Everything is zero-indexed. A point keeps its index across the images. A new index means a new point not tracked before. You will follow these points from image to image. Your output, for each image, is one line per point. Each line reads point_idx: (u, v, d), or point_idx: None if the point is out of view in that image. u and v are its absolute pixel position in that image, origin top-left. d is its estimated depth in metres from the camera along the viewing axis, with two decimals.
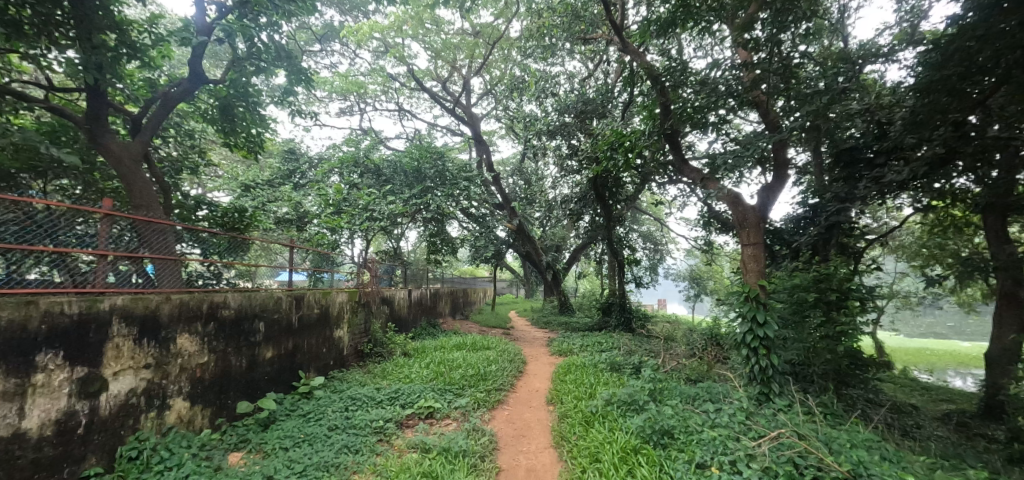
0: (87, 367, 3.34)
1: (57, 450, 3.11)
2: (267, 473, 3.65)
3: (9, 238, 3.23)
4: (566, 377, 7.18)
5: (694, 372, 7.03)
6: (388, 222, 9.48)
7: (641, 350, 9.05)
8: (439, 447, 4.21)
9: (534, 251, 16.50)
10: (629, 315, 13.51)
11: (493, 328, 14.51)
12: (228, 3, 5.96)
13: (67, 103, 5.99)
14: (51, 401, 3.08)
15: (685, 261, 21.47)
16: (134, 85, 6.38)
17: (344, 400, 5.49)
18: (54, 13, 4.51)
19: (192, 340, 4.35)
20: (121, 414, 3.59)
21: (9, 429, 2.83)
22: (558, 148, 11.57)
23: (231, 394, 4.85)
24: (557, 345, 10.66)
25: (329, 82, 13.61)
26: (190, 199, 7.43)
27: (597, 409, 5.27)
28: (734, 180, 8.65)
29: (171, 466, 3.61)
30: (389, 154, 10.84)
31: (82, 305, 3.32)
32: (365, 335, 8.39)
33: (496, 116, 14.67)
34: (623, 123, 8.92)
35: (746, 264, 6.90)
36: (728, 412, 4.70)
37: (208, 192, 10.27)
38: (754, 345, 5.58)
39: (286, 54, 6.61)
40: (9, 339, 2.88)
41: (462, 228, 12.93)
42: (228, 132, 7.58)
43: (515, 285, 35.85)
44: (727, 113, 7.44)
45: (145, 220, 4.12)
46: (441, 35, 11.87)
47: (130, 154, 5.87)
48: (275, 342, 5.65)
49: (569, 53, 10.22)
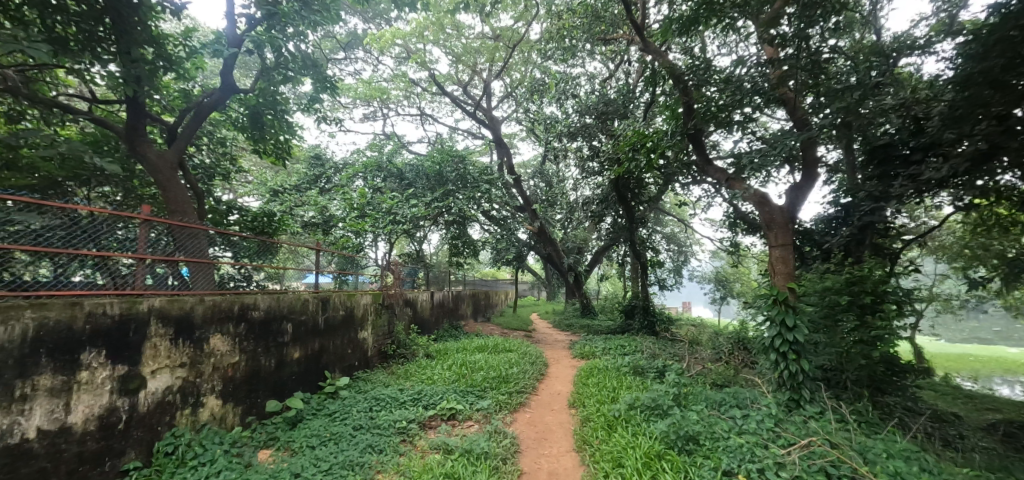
0: (127, 365, 3.51)
1: (99, 444, 3.27)
2: (294, 471, 3.74)
3: (58, 242, 3.42)
4: (588, 380, 7.11)
5: (720, 377, 6.87)
6: (410, 225, 9.68)
7: (665, 353, 8.89)
8: (461, 449, 4.23)
9: (555, 253, 16.43)
10: (652, 318, 13.31)
11: (515, 331, 14.55)
12: (256, 15, 6.18)
13: (109, 114, 6.32)
14: (94, 397, 3.24)
15: (710, 262, 21.00)
16: (171, 97, 6.74)
17: (368, 400, 5.59)
18: (97, 30, 4.80)
19: (224, 340, 4.52)
20: (158, 412, 3.76)
21: (56, 423, 3.00)
22: (579, 149, 11.50)
23: (261, 393, 5.01)
24: (579, 348, 10.59)
25: (353, 89, 13.95)
26: (222, 205, 7.74)
27: (619, 413, 5.20)
28: (760, 179, 8.42)
29: (204, 461, 3.76)
30: (411, 159, 11.06)
31: (122, 306, 3.49)
32: (389, 336, 8.54)
33: (517, 119, 14.71)
34: (645, 123, 8.80)
35: (773, 265, 6.70)
36: (756, 419, 4.56)
37: (240, 198, 10.66)
38: (783, 350, 5.41)
39: (312, 63, 6.83)
40: (56, 339, 3.05)
41: (483, 230, 13.02)
42: (257, 139, 7.84)
43: (537, 287, 35.84)
44: (753, 111, 7.26)
45: (180, 225, 4.30)
46: (462, 40, 12.01)
47: (167, 163, 6.16)
48: (302, 343, 5.81)
49: (590, 55, 10.17)
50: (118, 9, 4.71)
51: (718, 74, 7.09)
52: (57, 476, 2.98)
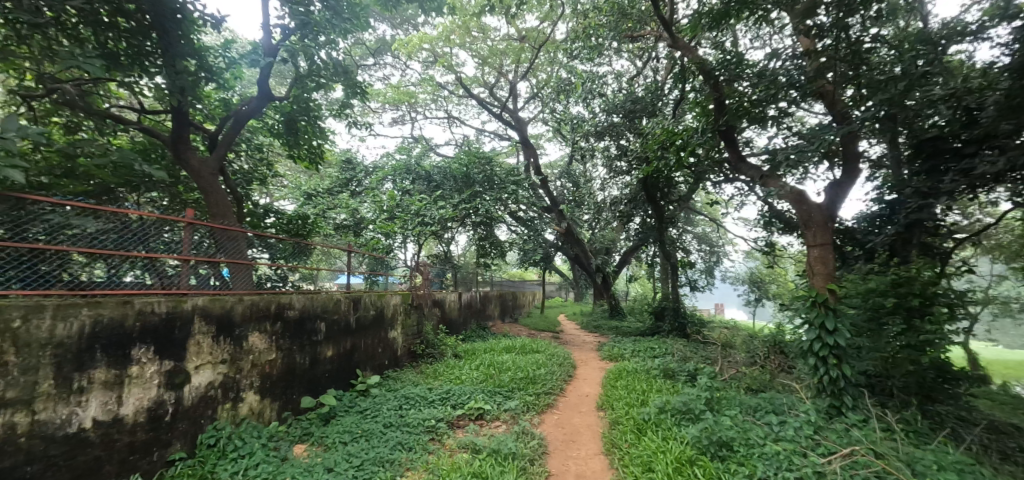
0: (173, 361, 3.71)
1: (148, 435, 3.47)
2: (327, 466, 3.86)
3: (110, 244, 3.65)
4: (617, 382, 7.01)
5: (755, 381, 6.63)
6: (438, 227, 9.77)
7: (697, 356, 8.66)
8: (489, 448, 4.24)
9: (582, 253, 16.27)
10: (683, 320, 12.98)
11: (543, 332, 14.52)
12: (291, 25, 6.42)
13: (156, 124, 6.70)
14: (143, 390, 3.44)
15: (744, 263, 20.30)
16: (211, 106, 7.08)
17: (398, 398, 5.70)
18: (144, 45, 5.07)
19: (261, 338, 4.73)
20: (200, 406, 3.96)
21: (110, 414, 3.20)
22: (606, 149, 11.35)
23: (296, 389, 5.21)
24: (607, 350, 10.44)
25: (383, 93, 14.30)
26: (260, 208, 8.07)
27: (649, 417, 5.09)
28: (797, 176, 8.09)
29: (244, 454, 3.92)
30: (439, 161, 11.22)
31: (168, 305, 3.70)
32: (418, 336, 8.68)
33: (543, 119, 14.65)
34: (674, 121, 8.61)
35: (812, 266, 6.42)
36: (794, 426, 4.37)
37: (276, 201, 11.08)
38: (823, 354, 5.17)
39: (342, 70, 7.04)
40: (111, 334, 3.25)
41: (510, 232, 13.02)
42: (292, 145, 8.15)
43: (564, 288, 35.57)
44: (788, 105, 6.97)
45: (221, 228, 4.52)
46: (487, 42, 12.10)
47: (208, 169, 6.49)
48: (334, 342, 5.99)
49: (617, 52, 10.03)
50: (164, 25, 4.98)
51: (751, 68, 6.87)
52: (110, 464, 3.17)
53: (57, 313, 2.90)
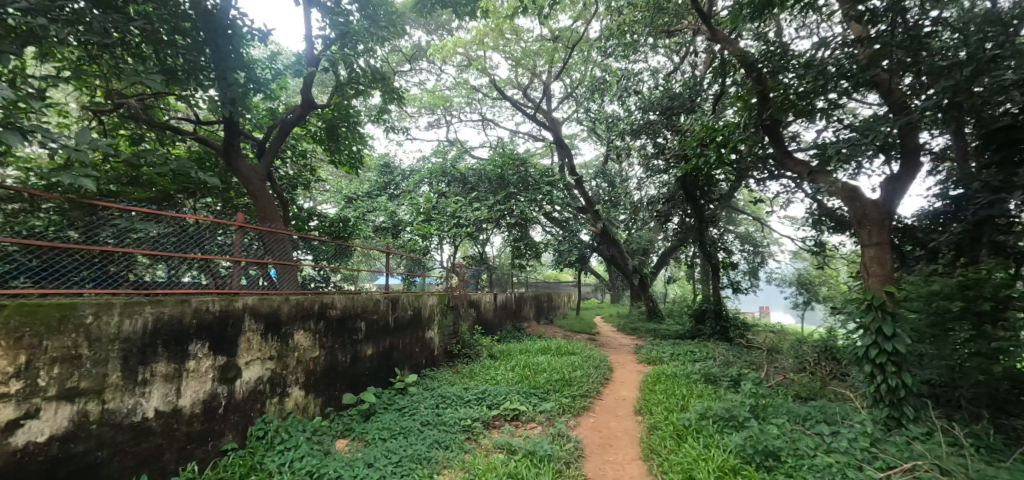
0: (226, 356, 3.93)
1: (204, 425, 3.69)
2: (367, 461, 3.97)
3: (170, 246, 3.91)
4: (655, 386, 6.80)
5: (804, 388, 6.25)
6: (474, 228, 9.83)
7: (741, 361, 8.28)
8: (525, 450, 4.22)
9: (619, 254, 15.95)
10: (726, 323, 12.45)
11: (578, 333, 14.37)
12: (331, 36, 6.64)
13: (210, 133, 7.14)
14: (199, 383, 3.67)
15: (791, 264, 19.25)
16: (260, 115, 7.48)
17: (435, 397, 5.78)
18: (199, 60, 5.36)
19: (306, 336, 4.93)
20: (250, 399, 4.17)
21: (170, 405, 3.43)
22: (642, 147, 11.08)
23: (338, 386, 5.39)
24: (646, 353, 10.16)
25: (419, 98, 14.62)
26: (304, 212, 8.45)
27: (690, 423, 4.90)
28: (849, 172, 7.59)
29: (290, 446, 4.10)
30: (473, 163, 11.31)
31: (221, 304, 3.92)
32: (454, 336, 8.79)
33: (578, 119, 14.49)
34: (714, 116, 8.28)
35: (867, 267, 5.98)
36: (848, 437, 4.08)
37: (319, 205, 11.56)
38: (880, 361, 4.81)
39: (380, 76, 7.23)
40: (170, 331, 3.46)
41: (545, 232, 12.94)
42: (334, 150, 8.49)
43: (599, 289, 34.99)
44: (839, 97, 6.55)
45: (268, 231, 4.76)
46: (520, 44, 12.12)
47: (256, 175, 6.85)
48: (374, 340, 6.17)
49: (653, 48, 9.77)
50: (216, 40, 5.40)
51: (797, 59, 6.46)
52: (169, 452, 3.40)
53: (123, 310, 3.11)
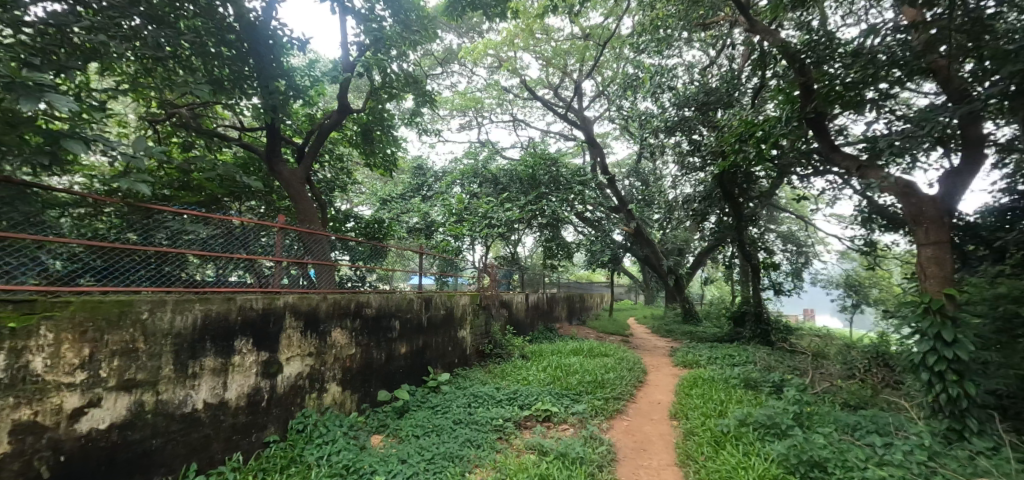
0: (269, 352, 4.11)
1: (248, 418, 3.87)
2: (401, 457, 4.04)
3: (218, 247, 4.13)
4: (692, 391, 6.58)
5: (854, 397, 5.88)
6: (505, 228, 9.86)
7: (784, 366, 7.89)
8: (557, 452, 4.18)
9: (653, 254, 15.56)
10: (767, 327, 11.90)
11: (611, 334, 14.14)
12: (365, 42, 6.84)
13: (253, 139, 7.48)
14: (244, 377, 3.85)
15: (838, 265, 18.19)
16: (299, 121, 7.78)
17: (467, 396, 5.83)
18: (243, 69, 5.66)
19: (343, 333, 5.09)
20: (291, 393, 4.35)
21: (217, 397, 3.61)
22: (677, 144, 10.76)
23: (373, 383, 5.53)
24: (681, 356, 9.86)
25: (450, 101, 14.82)
26: (341, 213, 8.74)
27: (729, 429, 4.70)
28: (903, 167, 7.09)
29: (328, 440, 4.23)
30: (505, 164, 11.30)
31: (264, 302, 4.10)
32: (486, 335, 8.84)
33: (610, 118, 14.25)
34: (754, 110, 7.92)
35: (924, 268, 5.54)
36: (903, 450, 3.79)
37: (356, 207, 11.93)
38: (939, 370, 4.45)
39: (413, 80, 7.36)
40: (218, 327, 3.65)
41: (577, 232, 12.79)
42: (369, 154, 8.75)
43: (633, 289, 34.31)
44: (892, 86, 6.11)
45: (307, 232, 4.95)
46: (551, 43, 12.04)
47: (296, 178, 7.14)
48: (408, 339, 6.29)
49: (687, 42, 9.47)
50: (259, 52, 5.64)
51: (844, 47, 6.24)
52: (217, 442, 3.58)
53: (175, 306, 3.30)
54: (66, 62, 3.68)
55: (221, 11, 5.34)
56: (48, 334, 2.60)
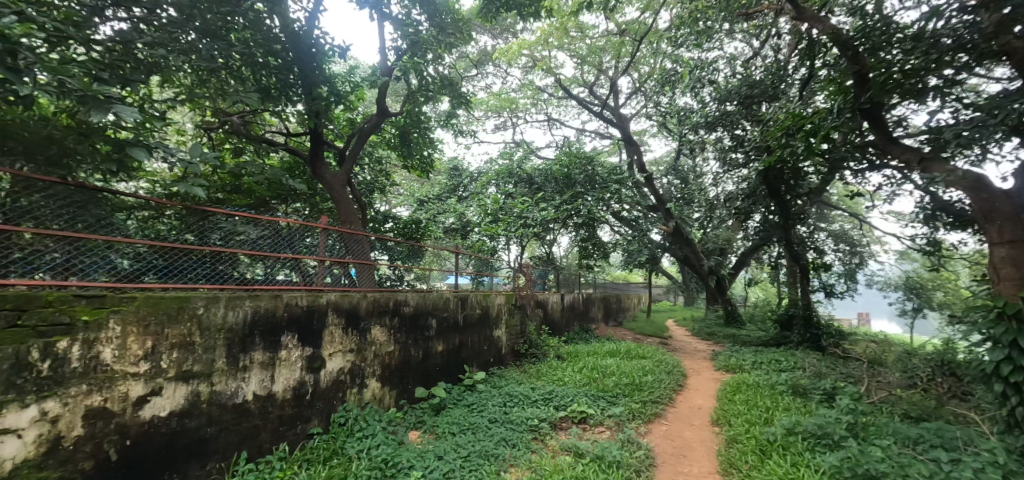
0: (313, 347, 4.28)
1: (294, 410, 4.05)
2: (437, 454, 4.10)
3: (266, 246, 4.33)
4: (735, 396, 6.29)
5: (916, 408, 5.43)
6: (541, 228, 9.83)
7: (836, 373, 7.41)
8: (593, 454, 4.10)
9: (693, 254, 15.02)
10: (817, 331, 11.21)
11: (649, 337, 13.79)
12: (403, 46, 7.02)
13: (299, 144, 7.83)
14: (290, 371, 4.03)
15: (899, 265, 16.88)
16: (341, 126, 8.06)
17: (502, 395, 5.84)
18: (288, 78, 5.98)
19: (382, 330, 5.23)
20: (333, 388, 4.51)
21: (265, 389, 3.80)
22: (719, 140, 10.32)
23: (411, 379, 5.66)
24: (724, 360, 9.46)
25: (485, 102, 14.92)
26: (380, 214, 9.00)
27: (775, 438, 4.45)
28: (973, 158, 6.47)
29: (368, 434, 4.36)
30: (540, 164, 11.20)
31: (309, 299, 4.27)
32: (522, 335, 8.84)
33: (647, 114, 13.87)
34: (803, 102, 7.47)
35: (994, 269, 5.03)
36: (973, 467, 3.43)
37: (394, 208, 12.27)
38: (1016, 381, 4.02)
39: (448, 82, 7.47)
40: (266, 322, 3.83)
41: (613, 232, 12.56)
42: (407, 156, 8.97)
43: (671, 291, 33.35)
44: (959, 72, 5.59)
45: (349, 233, 5.12)
46: (586, 41, 11.87)
47: (338, 181, 7.41)
48: (444, 338, 6.38)
49: (729, 34, 9.07)
50: (304, 60, 5.94)
51: (903, 31, 5.67)
52: (265, 432, 3.77)
53: (228, 303, 3.50)
54: (130, 76, 3.97)
55: (268, 23, 5.54)
56: (116, 327, 2.82)
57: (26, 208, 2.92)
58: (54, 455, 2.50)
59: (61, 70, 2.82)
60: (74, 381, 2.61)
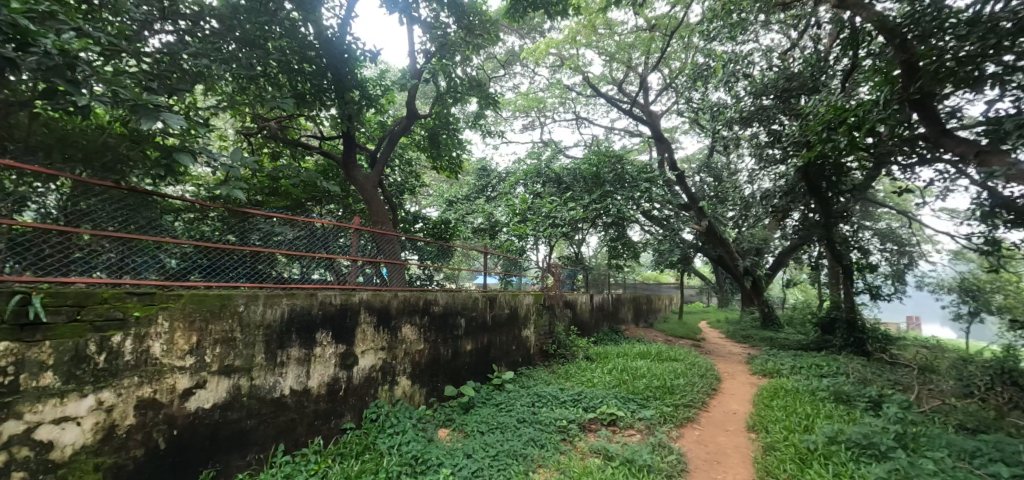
0: (346, 345, 4.40)
1: (328, 405, 4.17)
2: (466, 452, 4.13)
3: (302, 246, 4.48)
4: (773, 402, 6.03)
5: (975, 418, 5.04)
6: (569, 228, 9.75)
7: (884, 380, 6.98)
8: (622, 457, 4.02)
9: (727, 254, 14.51)
10: (862, 335, 10.61)
11: (681, 338, 13.42)
12: (432, 49, 7.13)
13: (332, 147, 8.07)
14: (324, 367, 4.15)
15: (953, 266, 15.78)
16: (372, 129, 8.25)
17: (530, 395, 5.82)
18: (322, 83, 6.22)
19: (412, 329, 5.32)
20: (366, 385, 4.62)
21: (301, 384, 3.93)
22: (755, 136, 9.92)
23: (440, 378, 5.73)
24: (761, 363, 9.09)
25: (513, 102, 14.92)
26: (410, 215, 9.16)
27: (816, 446, 4.23)
28: None
29: (398, 431, 4.44)
30: (568, 163, 11.07)
31: (342, 298, 4.39)
32: (550, 336, 8.78)
33: (678, 111, 13.50)
34: (846, 93, 7.07)
35: None
36: None
37: (424, 209, 12.47)
38: None
39: (477, 83, 7.51)
40: (302, 320, 3.97)
41: (643, 232, 12.35)
42: (436, 157, 9.10)
43: (705, 293, 32.41)
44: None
45: (380, 233, 5.23)
46: (615, 38, 11.65)
47: (369, 182, 7.59)
48: (473, 337, 6.43)
49: (765, 25, 8.70)
50: (336, 65, 6.14)
51: (957, 16, 5.14)
52: (301, 426, 3.90)
53: (266, 301, 3.64)
54: (176, 86, 4.19)
55: (303, 31, 5.79)
56: (164, 322, 2.99)
57: (84, 211, 3.12)
58: (109, 442, 2.68)
59: (115, 81, 3.02)
60: (127, 373, 2.79)
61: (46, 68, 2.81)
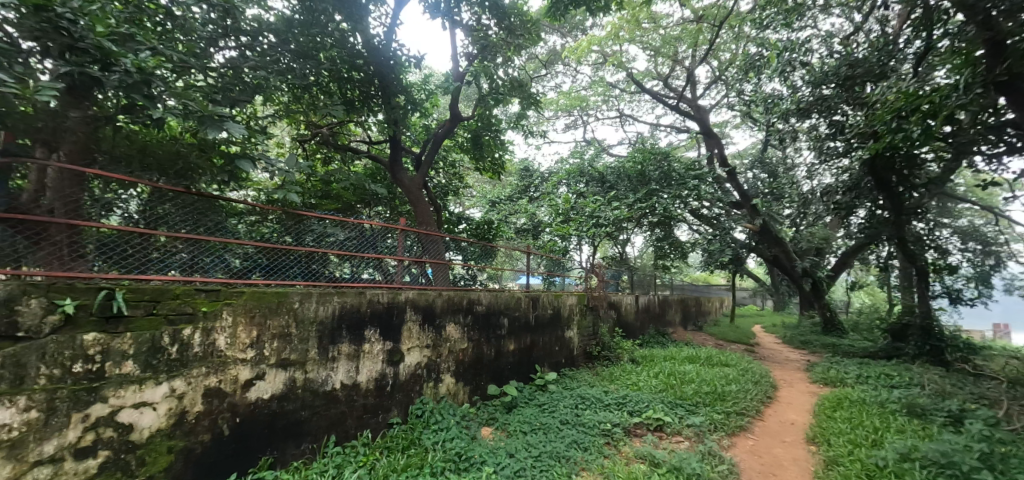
0: (392, 342, 4.54)
1: (376, 400, 4.32)
2: (509, 451, 4.14)
3: (352, 246, 4.67)
4: (835, 412, 5.59)
5: None
6: (613, 228, 9.52)
7: (970, 393, 6.27)
8: (670, 465, 3.87)
9: (784, 254, 13.62)
10: (941, 343, 9.61)
11: (733, 343, 12.74)
12: (474, 51, 7.23)
13: (380, 151, 8.39)
14: (372, 363, 4.31)
15: None
16: (417, 132, 8.46)
17: (573, 397, 5.74)
18: (370, 91, 6.49)
19: (455, 327, 5.40)
20: (411, 381, 4.74)
21: (351, 379, 4.09)
22: (814, 128, 9.24)
23: (483, 376, 5.78)
24: (823, 371, 8.44)
25: (556, 101, 14.80)
26: (454, 216, 9.34)
27: (886, 463, 3.88)
28: None
29: (442, 427, 4.53)
30: (612, 162, 10.82)
31: (389, 296, 4.53)
32: (594, 338, 8.62)
33: (729, 104, 12.84)
34: (920, 78, 6.43)
35: None
36: None
37: (468, 209, 12.65)
38: None
39: (518, 83, 7.52)
40: (352, 317, 4.13)
41: (692, 231, 11.88)
42: (479, 159, 9.23)
43: (758, 296, 30.67)
44: None
45: (425, 233, 5.35)
46: (659, 32, 11.25)
47: (415, 184, 7.82)
48: (515, 337, 6.43)
49: (824, 10, 8.09)
50: (383, 71, 6.36)
51: None
52: (351, 418, 4.07)
53: (319, 299, 3.83)
54: (238, 98, 4.51)
55: (352, 40, 6.00)
56: (228, 317, 3.21)
57: (160, 215, 3.42)
58: (181, 426, 2.92)
59: (184, 94, 3.31)
60: (195, 364, 3.02)
61: (126, 85, 3.07)
